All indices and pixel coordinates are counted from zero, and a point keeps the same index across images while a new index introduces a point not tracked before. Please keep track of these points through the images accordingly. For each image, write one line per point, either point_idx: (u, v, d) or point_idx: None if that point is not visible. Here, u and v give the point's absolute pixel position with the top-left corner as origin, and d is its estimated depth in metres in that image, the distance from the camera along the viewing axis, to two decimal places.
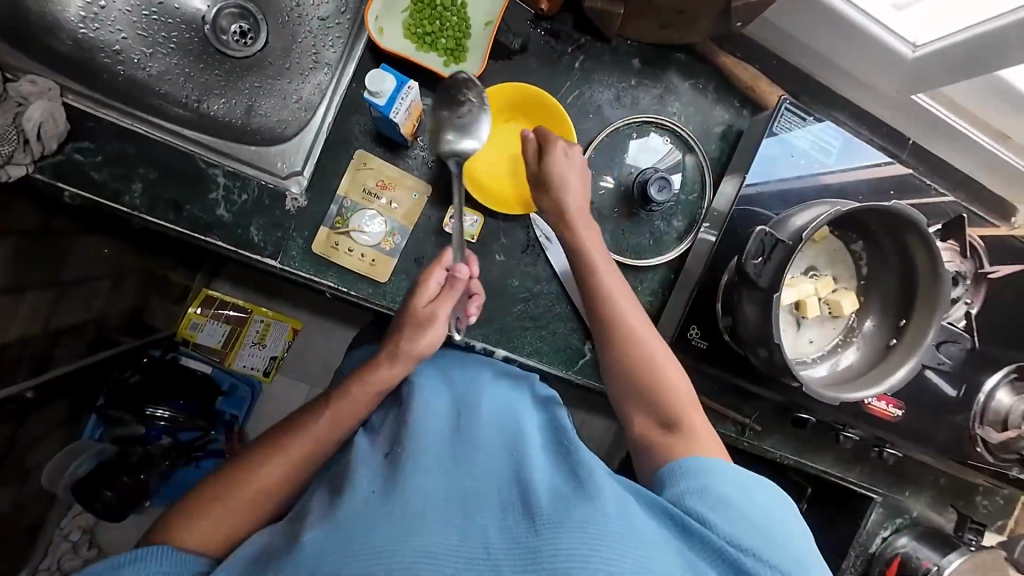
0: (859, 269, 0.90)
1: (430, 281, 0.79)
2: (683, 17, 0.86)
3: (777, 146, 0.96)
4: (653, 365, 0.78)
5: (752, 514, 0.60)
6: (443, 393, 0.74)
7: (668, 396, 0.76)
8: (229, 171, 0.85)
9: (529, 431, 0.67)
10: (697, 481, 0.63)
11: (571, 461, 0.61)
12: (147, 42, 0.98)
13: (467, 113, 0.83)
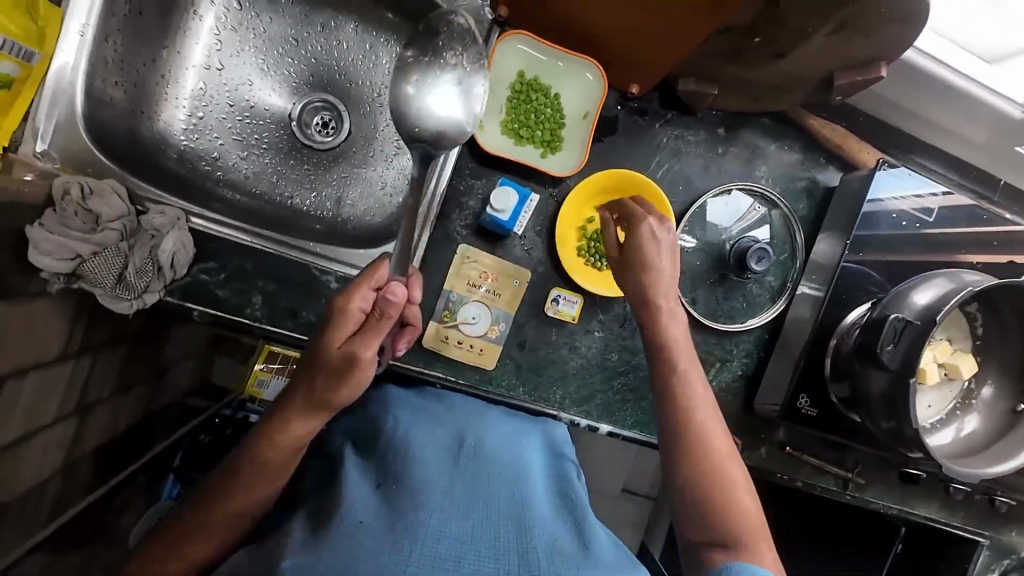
0: (974, 331, 0.88)
1: (351, 307, 0.64)
2: (778, 92, 0.86)
3: (878, 204, 0.94)
4: (721, 468, 0.72)
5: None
6: (439, 414, 0.81)
7: (735, 513, 0.69)
8: (340, 276, 0.88)
9: (533, 470, 0.75)
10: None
11: (575, 513, 0.70)
12: (242, 145, 0.99)
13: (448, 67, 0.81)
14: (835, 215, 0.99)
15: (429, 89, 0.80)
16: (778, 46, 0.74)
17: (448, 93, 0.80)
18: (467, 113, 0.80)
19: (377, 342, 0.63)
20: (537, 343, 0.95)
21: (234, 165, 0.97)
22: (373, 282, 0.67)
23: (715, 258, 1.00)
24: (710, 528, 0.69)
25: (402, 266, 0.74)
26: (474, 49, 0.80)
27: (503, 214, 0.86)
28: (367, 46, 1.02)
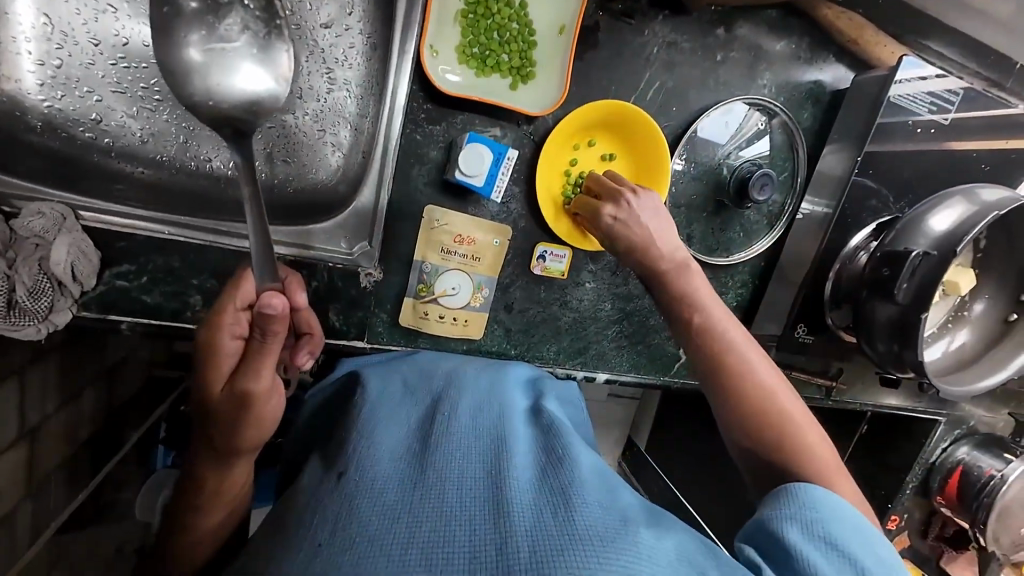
0: (977, 244, 0.84)
1: (221, 340, 0.54)
2: None
3: (892, 109, 0.84)
4: (755, 391, 0.61)
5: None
6: (408, 388, 0.69)
7: (772, 403, 0.60)
8: (291, 260, 0.75)
9: (513, 419, 0.63)
10: (822, 514, 0.50)
11: (564, 475, 0.51)
12: (128, 99, 0.75)
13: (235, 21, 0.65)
14: (845, 123, 0.88)
15: (217, 53, 0.63)
16: None
17: (246, 60, 0.64)
18: (278, 80, 0.65)
19: (263, 369, 0.53)
20: (526, 304, 0.87)
21: (119, 125, 0.74)
22: (241, 302, 0.56)
23: (710, 184, 0.89)
24: (735, 429, 0.61)
25: (270, 269, 0.52)
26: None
27: (478, 179, 0.76)
28: None
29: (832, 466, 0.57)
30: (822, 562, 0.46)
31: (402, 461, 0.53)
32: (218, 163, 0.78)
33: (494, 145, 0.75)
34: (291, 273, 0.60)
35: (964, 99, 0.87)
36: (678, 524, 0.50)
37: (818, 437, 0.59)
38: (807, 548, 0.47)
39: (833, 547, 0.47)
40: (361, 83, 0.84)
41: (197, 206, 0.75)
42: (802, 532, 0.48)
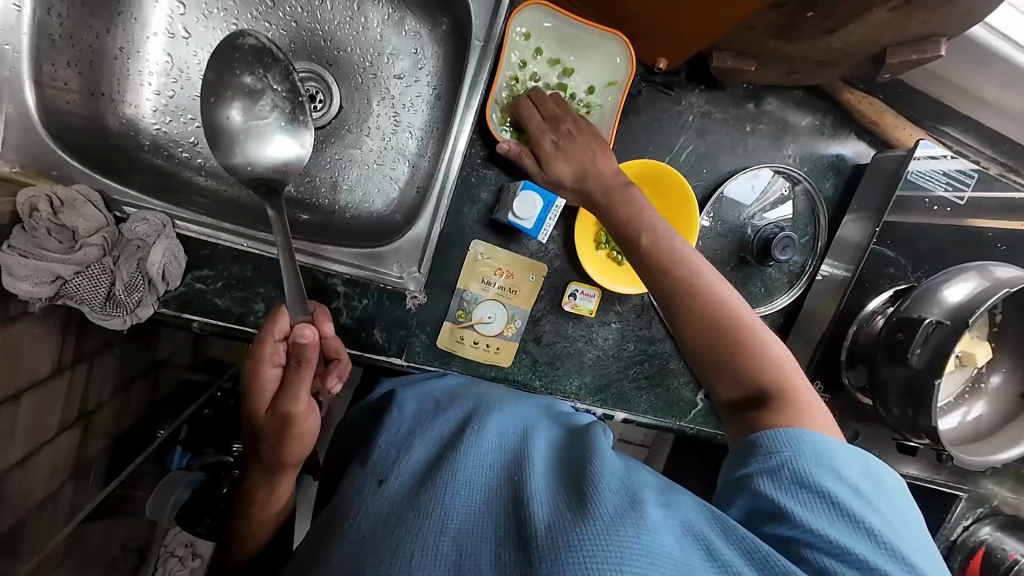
0: (993, 318, 0.87)
1: (262, 368, 0.59)
2: (818, 66, 0.78)
3: (910, 186, 0.90)
4: (742, 332, 0.61)
5: (886, 520, 0.46)
6: (443, 403, 0.72)
7: (755, 335, 0.61)
8: (347, 278, 0.83)
9: (539, 428, 0.64)
10: (800, 453, 0.49)
11: (583, 466, 0.53)
12: None
13: (269, 103, 0.76)
14: (865, 194, 0.94)
15: (254, 126, 0.74)
16: (832, 20, 0.65)
17: (275, 133, 0.75)
18: (302, 147, 0.76)
19: (301, 392, 0.58)
20: (554, 337, 0.92)
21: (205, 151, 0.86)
22: (278, 334, 0.60)
23: (735, 240, 0.95)
24: (719, 375, 0.61)
25: (301, 306, 0.58)
26: (280, 69, 0.77)
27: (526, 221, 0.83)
28: (354, 6, 0.91)
29: (802, 392, 0.57)
30: (800, 506, 0.47)
31: (437, 464, 0.57)
32: (289, 188, 0.89)
33: (545, 193, 0.82)
34: (320, 308, 0.67)
35: (980, 181, 0.93)
36: (690, 504, 0.49)
37: (795, 374, 0.59)
38: (782, 497, 0.47)
39: (813, 487, 0.47)
40: (423, 127, 0.94)
41: (264, 221, 0.84)
42: (774, 482, 0.49)
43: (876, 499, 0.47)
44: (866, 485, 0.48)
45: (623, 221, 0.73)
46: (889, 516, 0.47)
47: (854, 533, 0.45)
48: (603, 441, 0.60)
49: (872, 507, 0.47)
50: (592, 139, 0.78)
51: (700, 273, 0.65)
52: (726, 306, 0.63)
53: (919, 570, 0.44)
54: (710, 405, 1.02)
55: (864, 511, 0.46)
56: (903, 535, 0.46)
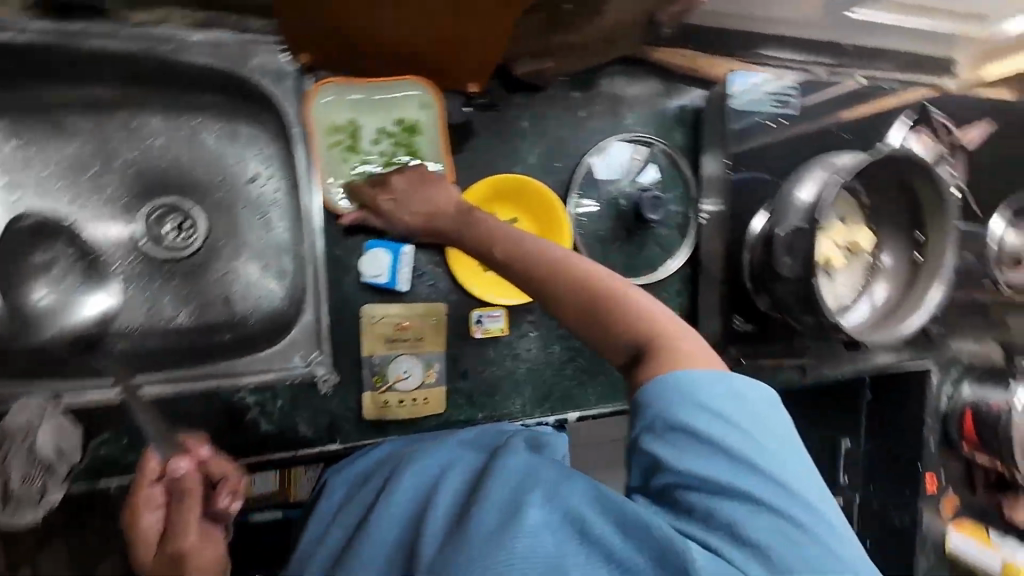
0: (860, 202, 0.93)
1: (142, 516, 0.58)
2: (609, 42, 0.84)
3: (738, 111, 0.95)
4: (613, 302, 0.60)
5: (752, 444, 0.47)
6: (375, 466, 0.73)
7: (623, 299, 0.60)
8: (252, 387, 0.83)
9: (461, 457, 0.66)
10: (670, 400, 0.50)
11: (480, 486, 0.54)
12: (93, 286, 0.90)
13: None
14: (710, 134, 0.99)
15: None
16: (590, 6, 0.71)
17: None
18: None
19: (186, 528, 0.55)
20: (479, 367, 0.93)
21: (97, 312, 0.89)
22: (151, 476, 0.60)
23: (612, 215, 1.00)
24: (609, 350, 0.60)
25: (164, 440, 0.58)
26: None
27: (380, 277, 0.85)
28: (184, 132, 0.93)
29: (681, 339, 0.56)
30: (667, 450, 0.49)
31: (360, 528, 0.62)
32: (184, 317, 0.94)
33: (389, 245, 0.85)
34: (196, 438, 0.67)
35: (801, 89, 0.99)
36: (577, 486, 0.51)
37: (672, 324, 0.57)
38: (656, 447, 0.49)
39: (680, 430, 0.48)
40: (288, 217, 0.96)
41: (166, 356, 0.89)
42: (650, 435, 0.50)
43: (743, 426, 0.48)
44: (736, 414, 0.48)
45: (480, 235, 0.75)
46: (756, 438, 0.47)
47: (720, 465, 0.46)
48: (521, 447, 0.61)
49: (738, 433, 0.47)
50: (427, 182, 0.82)
51: (564, 261, 0.66)
52: (594, 282, 0.63)
53: (780, 479, 0.46)
54: None
55: (729, 439, 0.47)
56: (771, 451, 0.47)
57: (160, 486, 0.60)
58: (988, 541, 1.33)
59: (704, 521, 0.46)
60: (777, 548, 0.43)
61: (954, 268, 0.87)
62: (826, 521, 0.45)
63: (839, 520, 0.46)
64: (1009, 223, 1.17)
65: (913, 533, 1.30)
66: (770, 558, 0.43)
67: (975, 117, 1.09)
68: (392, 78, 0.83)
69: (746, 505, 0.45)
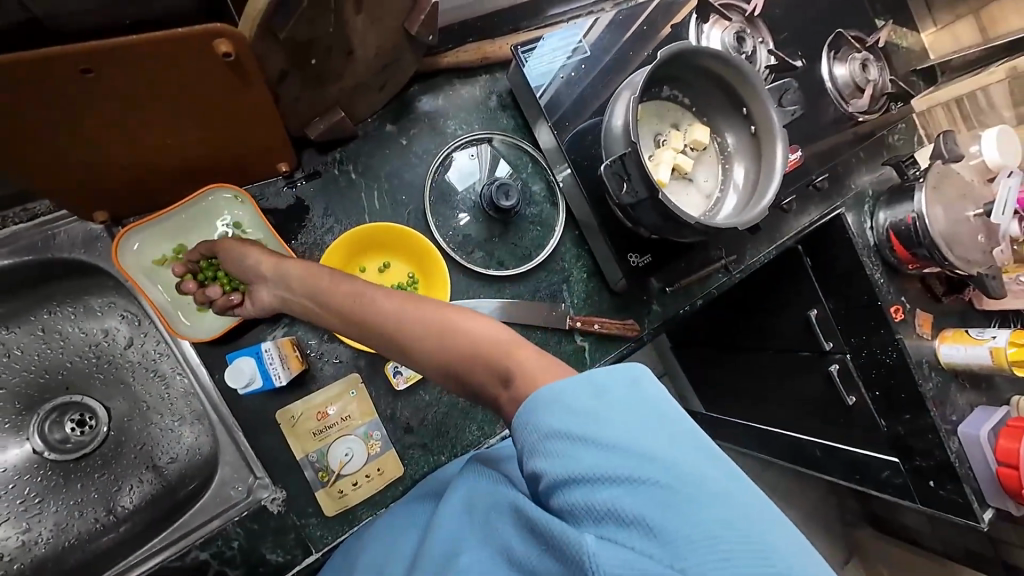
0: (684, 103, 0.96)
1: None
2: (386, 71, 0.86)
3: (539, 80, 0.98)
4: (458, 342, 0.57)
5: (620, 424, 0.46)
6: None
7: (473, 335, 0.56)
8: (202, 542, 0.80)
9: (411, 533, 0.66)
10: (537, 401, 0.49)
11: (432, 530, 0.59)
12: (18, 519, 0.88)
13: None
14: (529, 106, 1.02)
15: None
16: (337, 50, 0.73)
17: None
18: None
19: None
20: (419, 416, 0.92)
21: (29, 540, 0.87)
22: None
23: (479, 217, 1.01)
24: (476, 390, 0.57)
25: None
26: None
27: (254, 382, 0.81)
28: (39, 332, 0.91)
29: (531, 354, 0.53)
30: (547, 461, 0.47)
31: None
32: (121, 505, 0.91)
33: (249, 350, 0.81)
34: None
35: (585, 30, 1.01)
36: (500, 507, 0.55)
37: (518, 343, 0.54)
38: (535, 452, 0.49)
39: (550, 431, 0.48)
40: (179, 363, 0.94)
41: (115, 552, 0.86)
42: (527, 441, 0.49)
43: (608, 410, 0.47)
44: (599, 401, 0.47)
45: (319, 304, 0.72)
46: (623, 418, 0.47)
47: (593, 453, 0.46)
48: (455, 484, 0.63)
49: (603, 417, 0.47)
50: (262, 255, 0.78)
51: (402, 316, 0.61)
52: (435, 327, 0.58)
53: (655, 455, 0.44)
54: (591, 338, 1.03)
55: (595, 425, 0.46)
56: (642, 428, 0.46)
57: None
58: (973, 337, 1.20)
59: (594, 518, 0.44)
60: (662, 520, 0.42)
61: (786, 123, 0.91)
62: (710, 479, 0.44)
63: (727, 474, 0.45)
64: (832, 60, 1.23)
65: (903, 366, 1.23)
66: (659, 534, 0.41)
67: None
68: (197, 192, 0.83)
69: (625, 486, 0.44)
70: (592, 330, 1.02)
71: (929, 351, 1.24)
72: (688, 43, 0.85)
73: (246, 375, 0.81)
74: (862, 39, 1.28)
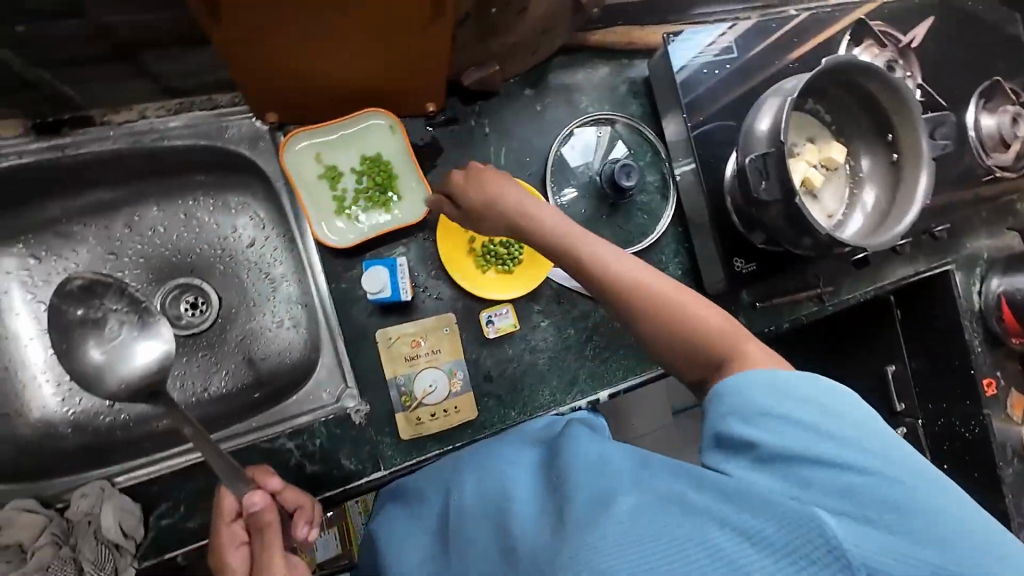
0: (824, 120, 0.95)
1: (229, 549, 0.62)
2: (546, 36, 0.89)
3: (686, 72, 0.99)
4: (682, 317, 0.64)
5: (824, 414, 0.52)
6: (418, 494, 0.72)
7: (697, 323, 0.64)
8: (290, 432, 0.86)
9: (509, 467, 0.62)
10: (753, 383, 0.55)
11: (563, 483, 0.53)
12: None
13: (118, 325, 0.78)
14: (664, 96, 1.03)
15: (115, 348, 0.77)
16: (517, 4, 0.77)
17: (134, 344, 0.77)
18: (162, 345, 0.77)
19: (274, 559, 0.59)
20: (500, 367, 0.95)
21: (135, 396, 0.91)
22: (230, 514, 0.63)
23: (591, 193, 1.03)
24: (680, 363, 0.66)
25: (240, 476, 0.63)
26: (114, 291, 0.78)
27: (384, 292, 0.86)
28: (181, 215, 0.99)
29: (748, 340, 0.62)
30: (763, 435, 0.52)
31: (443, 548, 0.62)
32: (213, 388, 0.99)
33: (385, 261, 0.87)
34: (263, 468, 0.70)
35: (737, 32, 1.03)
36: (665, 470, 0.52)
37: (733, 329, 0.63)
38: (745, 428, 0.53)
39: (773, 415, 0.53)
40: (293, 271, 1.01)
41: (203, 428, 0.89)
42: (737, 417, 0.54)
43: (815, 400, 0.53)
44: (809, 392, 0.54)
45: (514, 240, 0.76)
46: (830, 406, 0.53)
47: (807, 436, 0.51)
48: (572, 433, 0.60)
49: (826, 411, 0.52)
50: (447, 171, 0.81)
51: (639, 282, 0.66)
52: (671, 304, 0.65)
53: (870, 442, 0.50)
54: None
55: (804, 412, 0.52)
56: (852, 417, 0.52)
57: (240, 521, 0.63)
58: None
59: (819, 487, 0.48)
60: (904, 506, 0.46)
61: (935, 156, 0.88)
62: (935, 479, 0.49)
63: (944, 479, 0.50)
64: (982, 108, 1.17)
65: (985, 443, 1.16)
66: (901, 514, 0.46)
67: (915, 20, 1.13)
68: (355, 112, 0.89)
69: (855, 467, 0.48)
70: None
71: (1020, 434, 1.16)
72: (852, 57, 0.84)
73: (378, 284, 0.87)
74: (1017, 94, 1.22)
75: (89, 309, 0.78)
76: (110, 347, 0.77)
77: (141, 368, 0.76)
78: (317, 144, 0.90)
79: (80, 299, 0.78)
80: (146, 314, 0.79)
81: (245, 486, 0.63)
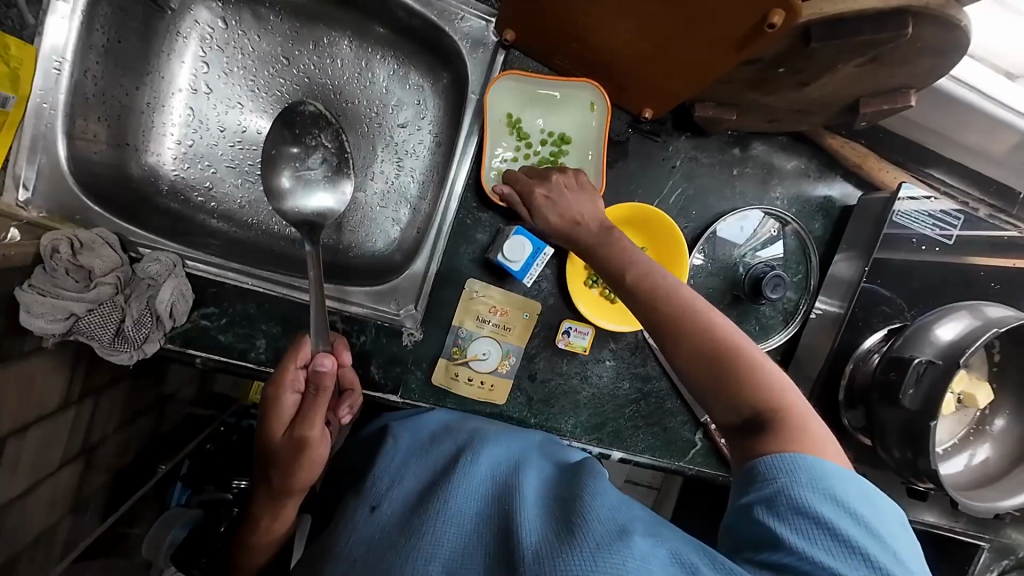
0: (992, 357, 0.86)
1: (284, 394, 0.63)
2: (796, 115, 0.83)
3: (896, 229, 0.91)
4: (758, 376, 0.59)
5: (855, 520, 0.49)
6: (435, 437, 0.75)
7: (750, 361, 0.59)
8: (346, 316, 0.86)
9: (528, 468, 0.64)
10: (798, 479, 0.51)
11: (585, 501, 0.55)
12: (236, 172, 0.92)
13: (317, 162, 0.86)
14: (855, 234, 0.96)
15: (304, 179, 0.85)
16: (802, 76, 0.70)
17: (318, 188, 0.85)
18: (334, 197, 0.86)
19: (316, 419, 0.61)
20: (548, 374, 0.93)
21: (234, 195, 0.91)
22: (301, 360, 0.65)
23: (727, 278, 0.97)
24: (728, 416, 0.60)
25: (324, 336, 0.65)
26: (332, 132, 0.88)
27: (514, 263, 0.87)
28: (363, 62, 0.94)
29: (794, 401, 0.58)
30: (795, 533, 0.48)
31: (429, 497, 0.61)
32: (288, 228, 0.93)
33: (534, 240, 0.87)
34: (338, 339, 0.72)
35: (966, 222, 0.94)
36: (680, 537, 0.52)
37: (802, 398, 0.58)
38: (777, 526, 0.49)
39: (808, 514, 0.49)
40: (424, 171, 0.96)
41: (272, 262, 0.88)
42: (769, 511, 0.50)
43: (852, 503, 0.50)
44: (850, 495, 0.50)
45: (617, 250, 0.73)
46: (869, 513, 0.49)
47: (837, 550, 0.47)
48: (592, 473, 0.63)
49: (869, 534, 0.48)
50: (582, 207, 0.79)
51: (719, 330, 0.62)
52: (736, 355, 0.60)
53: None
54: (710, 445, 1.00)
55: (833, 514, 0.49)
56: (889, 545, 0.48)
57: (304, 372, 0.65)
58: None
59: None
60: None
61: None
62: None
63: None
64: None
65: None
66: None
67: None
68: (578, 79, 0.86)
69: None
70: (716, 441, 0.99)
71: None
72: None
73: (512, 252, 0.87)
74: None
75: (302, 139, 0.87)
76: (302, 178, 0.85)
77: (316, 207, 0.84)
78: (509, 95, 0.88)
79: (305, 127, 0.87)
80: (346, 167, 0.88)
81: (322, 347, 0.65)
